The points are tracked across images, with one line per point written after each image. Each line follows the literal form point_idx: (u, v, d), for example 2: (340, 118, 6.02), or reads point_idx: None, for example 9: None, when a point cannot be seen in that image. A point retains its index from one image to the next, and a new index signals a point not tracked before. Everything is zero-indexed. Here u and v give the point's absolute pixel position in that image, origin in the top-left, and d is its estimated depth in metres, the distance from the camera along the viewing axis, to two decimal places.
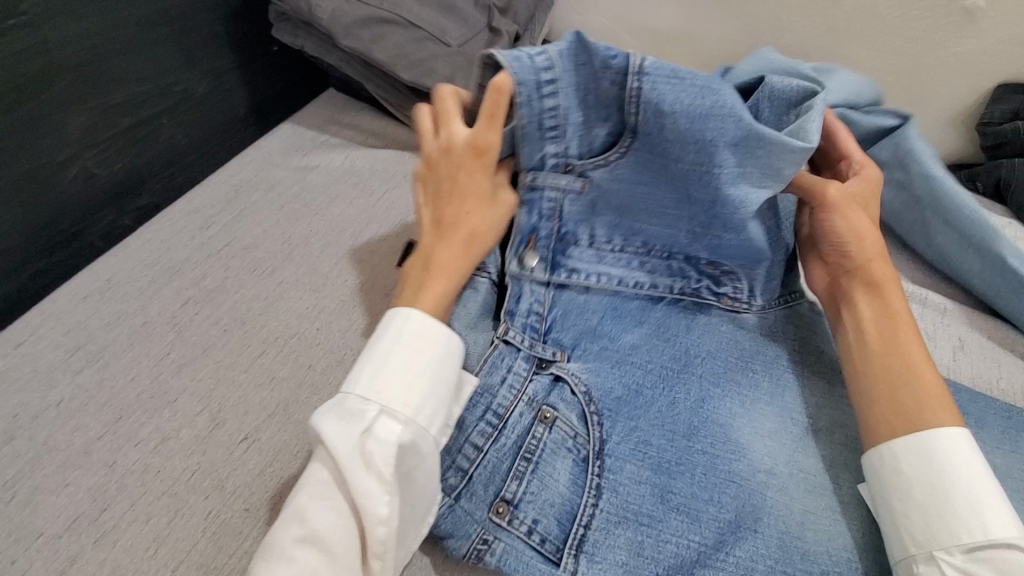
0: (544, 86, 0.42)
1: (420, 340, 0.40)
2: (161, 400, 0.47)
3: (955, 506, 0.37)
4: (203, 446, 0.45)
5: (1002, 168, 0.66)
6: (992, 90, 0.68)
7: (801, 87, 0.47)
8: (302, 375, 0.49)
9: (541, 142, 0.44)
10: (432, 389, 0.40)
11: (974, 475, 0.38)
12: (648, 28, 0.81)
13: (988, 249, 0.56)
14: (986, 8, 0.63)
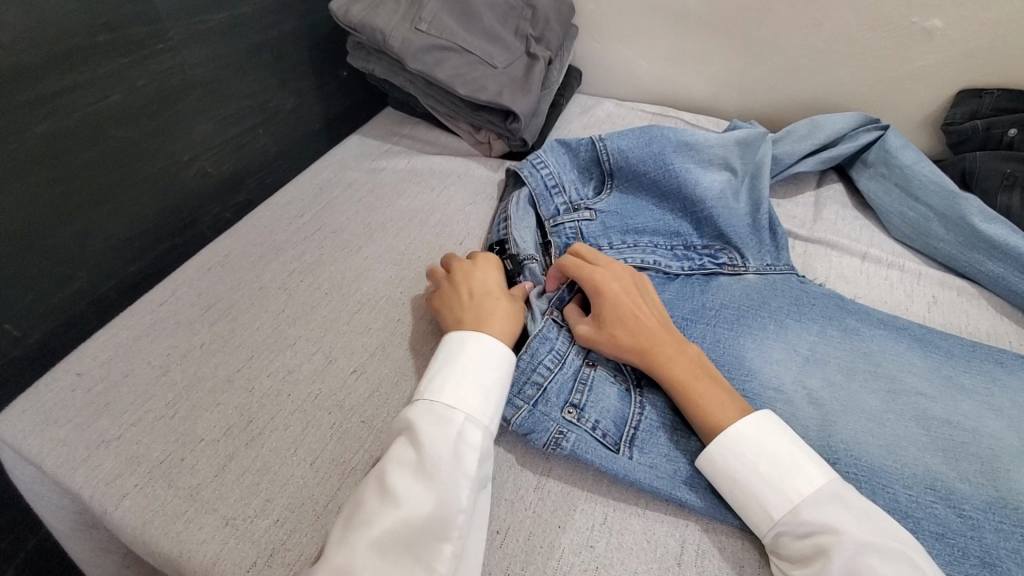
0: (542, 167, 0.74)
1: (490, 366, 0.50)
2: (283, 343, 0.58)
3: (751, 496, 0.45)
4: (321, 376, 0.55)
5: (965, 160, 0.78)
6: (954, 96, 0.80)
7: (733, 138, 0.75)
8: (394, 326, 0.60)
9: (553, 198, 0.72)
10: (495, 402, 0.49)
11: (763, 474, 0.45)
12: (659, 53, 0.95)
13: (957, 214, 0.68)
14: (943, 28, 0.76)
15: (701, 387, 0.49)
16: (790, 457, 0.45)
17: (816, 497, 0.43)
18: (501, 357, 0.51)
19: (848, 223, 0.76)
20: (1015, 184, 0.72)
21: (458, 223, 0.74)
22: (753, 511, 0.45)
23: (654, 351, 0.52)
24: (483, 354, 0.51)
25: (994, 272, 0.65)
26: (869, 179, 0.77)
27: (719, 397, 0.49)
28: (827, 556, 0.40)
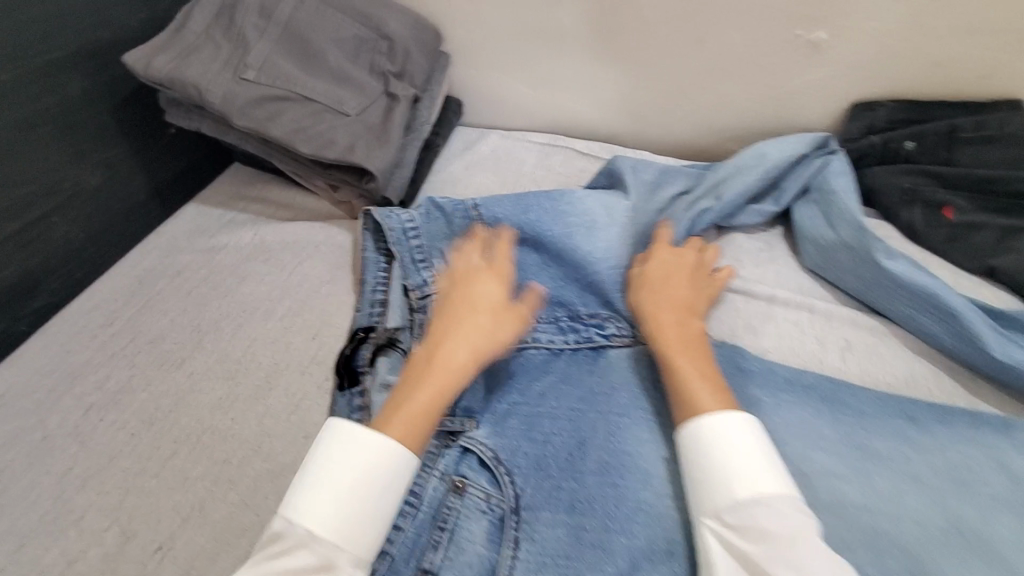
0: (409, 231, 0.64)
1: (365, 466, 0.40)
2: (66, 520, 0.45)
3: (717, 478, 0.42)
4: (113, 563, 0.43)
5: (865, 178, 0.74)
6: (847, 110, 0.75)
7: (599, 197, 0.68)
8: (217, 472, 0.48)
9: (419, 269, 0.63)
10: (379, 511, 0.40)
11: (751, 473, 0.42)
12: (542, 78, 0.85)
13: (863, 248, 0.62)
14: (829, 40, 0.70)
15: (707, 382, 0.48)
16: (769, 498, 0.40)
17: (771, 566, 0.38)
18: (400, 453, 0.41)
19: (752, 259, 0.70)
20: (916, 199, 0.70)
21: (310, 309, 0.62)
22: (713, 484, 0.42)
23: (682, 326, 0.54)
24: (354, 434, 0.41)
25: (903, 312, 0.59)
26: (753, 208, 0.72)
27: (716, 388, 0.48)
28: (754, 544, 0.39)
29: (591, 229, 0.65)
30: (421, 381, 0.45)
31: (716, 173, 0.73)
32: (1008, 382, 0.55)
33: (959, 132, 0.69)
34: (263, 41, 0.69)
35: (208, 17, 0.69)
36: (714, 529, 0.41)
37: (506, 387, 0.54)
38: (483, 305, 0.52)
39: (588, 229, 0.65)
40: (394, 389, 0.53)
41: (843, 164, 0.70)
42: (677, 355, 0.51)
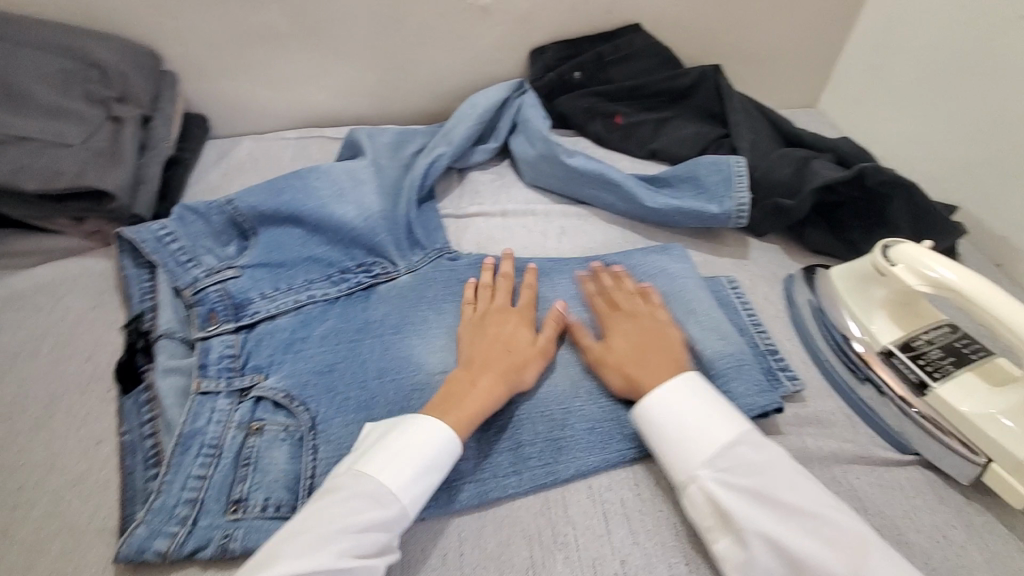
0: (164, 237, 0.67)
1: (442, 434, 0.48)
2: None
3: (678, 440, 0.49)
4: None
5: (555, 106, 0.92)
6: (529, 57, 0.93)
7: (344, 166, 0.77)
8: (11, 500, 0.50)
9: (187, 269, 0.66)
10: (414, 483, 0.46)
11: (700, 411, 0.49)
12: (275, 78, 0.91)
13: (552, 156, 0.79)
14: (495, 4, 0.86)
15: (655, 368, 0.53)
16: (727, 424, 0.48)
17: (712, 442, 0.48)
18: (444, 435, 0.48)
19: (488, 188, 0.85)
20: (595, 114, 0.91)
21: (81, 335, 0.63)
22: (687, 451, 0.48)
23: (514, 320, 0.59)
24: (413, 427, 0.48)
25: (593, 195, 0.78)
26: (479, 148, 0.87)
27: (668, 367, 0.53)
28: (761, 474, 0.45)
29: (340, 194, 0.74)
30: (452, 404, 0.51)
31: (444, 128, 0.87)
32: (666, 222, 0.75)
33: (605, 57, 0.91)
34: None
35: None
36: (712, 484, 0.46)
37: (289, 339, 0.62)
38: (508, 315, 0.60)
39: (337, 194, 0.73)
40: (178, 371, 0.58)
41: (533, 98, 0.89)
42: (634, 350, 0.56)
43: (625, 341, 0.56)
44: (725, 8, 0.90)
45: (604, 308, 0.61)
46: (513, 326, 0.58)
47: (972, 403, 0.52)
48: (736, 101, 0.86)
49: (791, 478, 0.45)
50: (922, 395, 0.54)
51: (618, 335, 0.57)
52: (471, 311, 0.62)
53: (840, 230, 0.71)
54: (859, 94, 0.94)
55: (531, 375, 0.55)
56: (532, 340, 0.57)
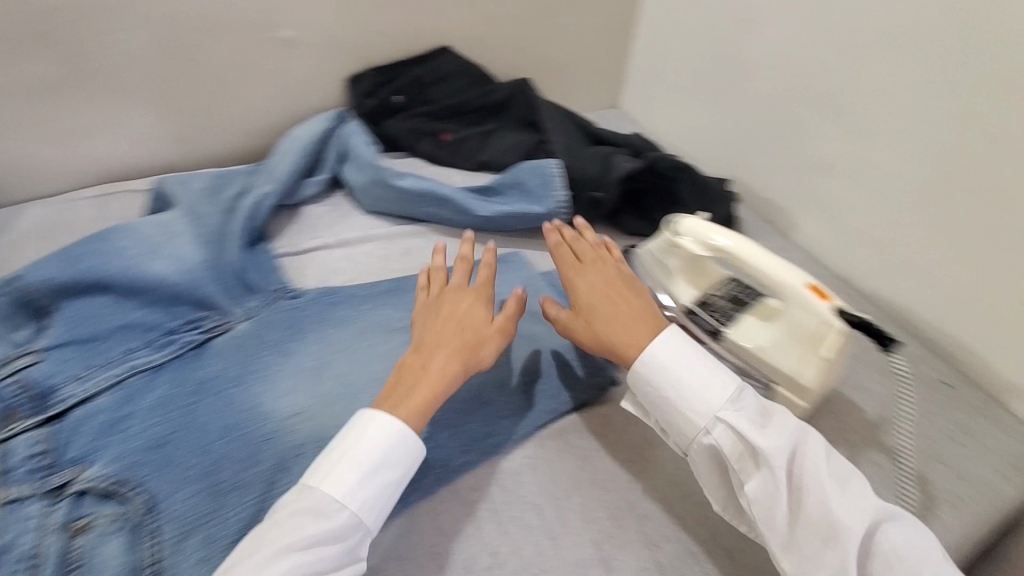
0: None
1: (396, 427, 0.49)
2: None
3: (692, 399, 0.52)
4: None
5: (383, 131, 0.94)
6: (346, 85, 0.94)
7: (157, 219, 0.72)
8: None
9: None
10: (367, 488, 0.47)
11: (699, 373, 0.53)
12: (56, 133, 0.81)
13: (381, 179, 0.81)
14: (297, 36, 0.86)
15: (627, 330, 0.57)
16: (724, 376, 0.53)
17: (752, 419, 0.51)
18: (397, 430, 0.49)
19: (325, 220, 0.84)
20: (422, 134, 0.94)
21: None
22: (700, 409, 0.52)
23: (476, 307, 0.59)
24: (364, 424, 0.49)
25: (429, 211, 0.81)
26: (308, 181, 0.86)
27: (646, 329, 0.57)
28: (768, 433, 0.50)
29: (152, 251, 0.68)
30: (410, 391, 0.52)
31: (266, 164, 0.84)
32: (501, 227, 0.80)
33: (421, 79, 0.94)
34: None
35: None
36: (730, 437, 0.50)
37: (110, 419, 0.56)
38: (462, 293, 0.61)
39: (150, 250, 0.68)
40: None
41: (358, 126, 0.90)
42: (620, 309, 0.59)
43: (628, 304, 0.59)
44: (520, 26, 0.99)
45: (585, 262, 0.64)
46: (468, 303, 0.60)
47: (751, 337, 0.62)
48: (546, 108, 0.94)
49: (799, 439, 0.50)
50: (717, 340, 0.64)
51: (584, 285, 0.61)
52: (424, 295, 0.63)
53: (644, 212, 0.82)
54: (647, 92, 1.08)
55: (482, 359, 0.56)
56: (488, 318, 0.59)
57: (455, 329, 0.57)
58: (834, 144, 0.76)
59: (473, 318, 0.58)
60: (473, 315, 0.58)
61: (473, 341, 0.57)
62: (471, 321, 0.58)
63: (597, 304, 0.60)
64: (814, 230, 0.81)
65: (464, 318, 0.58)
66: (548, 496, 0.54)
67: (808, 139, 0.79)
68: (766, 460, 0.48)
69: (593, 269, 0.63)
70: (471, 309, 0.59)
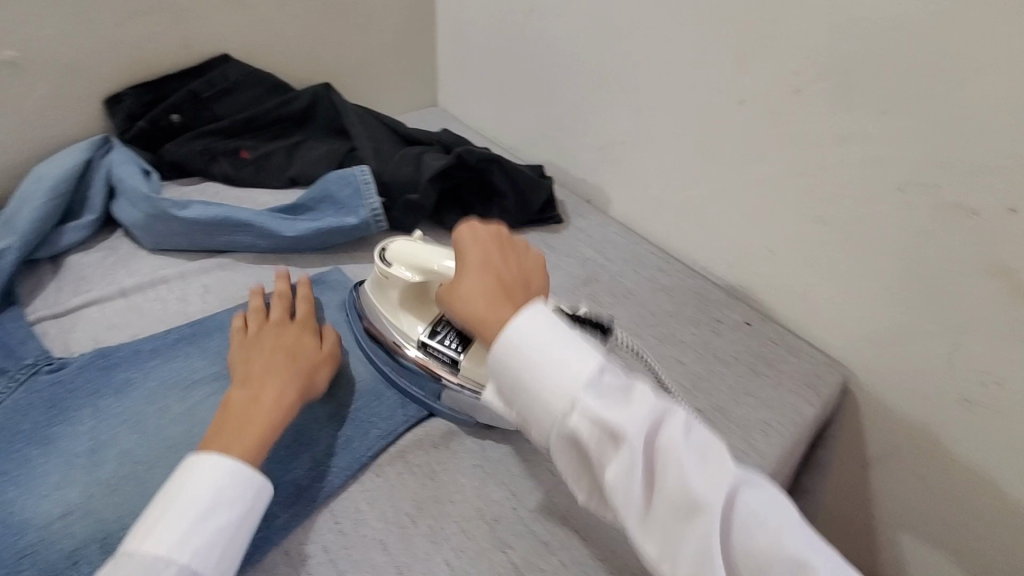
0: None
1: (217, 473, 0.44)
2: None
3: (541, 379, 0.40)
4: None
5: (163, 157, 0.82)
6: (102, 109, 0.79)
7: None
8: None
9: None
10: (199, 538, 0.41)
11: (550, 342, 0.41)
12: None
13: (159, 211, 0.70)
14: (18, 56, 0.71)
15: (492, 303, 0.46)
16: (587, 349, 0.41)
17: (611, 401, 0.39)
18: (217, 494, 0.43)
19: (99, 267, 0.71)
20: (215, 155, 0.84)
21: None
22: (545, 392, 0.40)
23: (271, 366, 0.53)
24: (190, 466, 0.44)
25: (226, 239, 0.72)
26: (70, 226, 0.71)
27: (512, 308, 0.45)
28: (620, 427, 0.37)
29: None
30: (241, 426, 0.47)
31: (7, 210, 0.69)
32: (315, 245, 0.74)
33: (201, 94, 0.83)
34: None
35: None
36: (578, 417, 0.39)
37: None
38: (286, 331, 0.58)
39: None
40: None
41: (124, 153, 0.77)
42: (477, 282, 0.47)
43: (491, 279, 0.47)
44: (307, 28, 0.92)
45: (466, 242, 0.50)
46: (295, 335, 0.57)
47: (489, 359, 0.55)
48: (353, 112, 0.88)
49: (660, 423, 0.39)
50: (457, 370, 0.56)
51: (510, 258, 0.50)
52: (240, 335, 0.58)
53: (466, 208, 0.80)
54: (458, 92, 1.08)
55: (321, 380, 0.55)
56: (318, 347, 0.57)
57: (266, 376, 0.51)
58: (623, 121, 0.80)
59: (279, 364, 0.53)
60: (281, 363, 0.53)
61: (291, 385, 0.52)
62: (282, 368, 0.53)
63: (467, 288, 0.47)
64: (627, 202, 0.85)
65: (266, 369, 0.52)
66: (391, 525, 0.49)
67: (602, 120, 0.83)
68: (627, 441, 0.37)
69: (467, 244, 0.50)
70: (271, 364, 0.53)
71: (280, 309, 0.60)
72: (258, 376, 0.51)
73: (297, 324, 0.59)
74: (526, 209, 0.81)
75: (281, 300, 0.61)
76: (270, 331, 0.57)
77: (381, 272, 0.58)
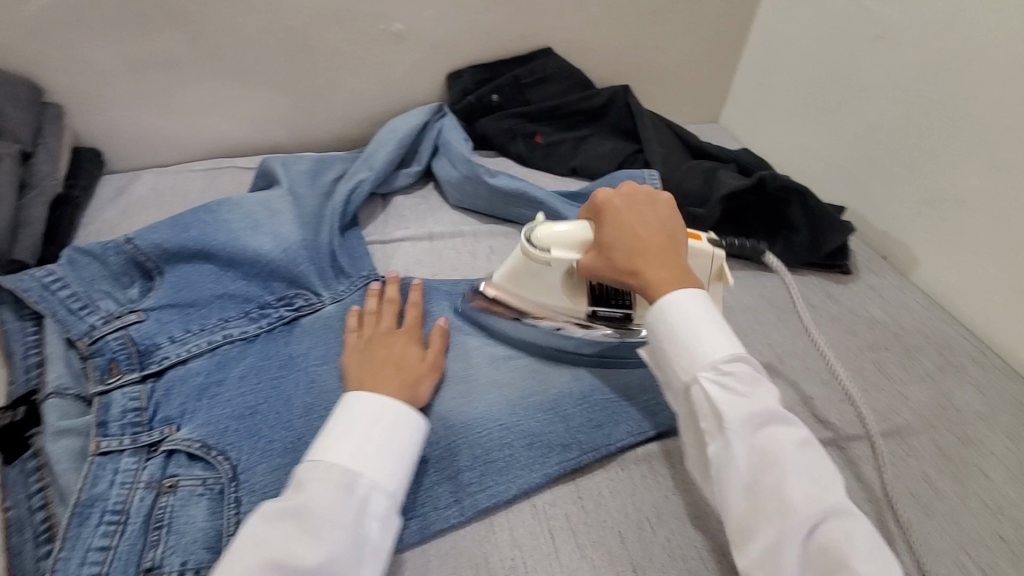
0: (50, 284, 0.61)
1: (384, 413, 0.48)
2: None
3: (685, 346, 0.48)
4: None
5: (477, 128, 0.93)
6: (445, 80, 0.94)
7: (261, 194, 0.75)
8: None
9: (81, 317, 0.60)
10: (375, 458, 0.46)
11: (695, 312, 0.49)
12: (178, 108, 0.85)
13: (475, 175, 0.80)
14: (407, 29, 0.86)
15: (660, 266, 0.52)
16: (729, 337, 0.48)
17: (723, 372, 0.46)
18: (381, 450, 0.46)
19: (415, 210, 0.84)
20: (516, 135, 0.92)
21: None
22: (686, 357, 0.48)
23: (392, 363, 0.54)
24: (357, 406, 0.48)
25: (518, 212, 0.80)
26: (403, 172, 0.86)
27: (677, 277, 0.51)
28: (735, 383, 0.46)
29: (258, 226, 0.71)
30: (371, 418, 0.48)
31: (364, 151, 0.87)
32: None
33: (521, 80, 0.93)
34: None
35: None
36: (713, 379, 0.46)
37: (202, 385, 0.57)
38: (391, 338, 0.58)
39: (258, 223, 0.71)
40: (73, 431, 0.52)
41: (453, 121, 0.90)
42: (632, 235, 0.54)
43: (651, 235, 0.54)
44: (626, 31, 0.96)
45: (603, 211, 0.56)
46: (398, 346, 0.57)
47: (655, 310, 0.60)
48: (647, 118, 0.91)
49: (750, 377, 0.47)
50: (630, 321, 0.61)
51: (648, 215, 0.55)
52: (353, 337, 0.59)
53: (745, 234, 0.77)
54: (753, 113, 1.03)
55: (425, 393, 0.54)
56: (421, 357, 0.56)
57: (389, 377, 0.52)
58: (973, 178, 0.68)
59: (388, 371, 0.53)
60: (391, 370, 0.53)
61: (405, 385, 0.52)
62: (392, 374, 0.53)
63: (615, 245, 0.54)
64: (943, 272, 0.74)
65: (385, 369, 0.53)
66: (630, 521, 0.50)
67: (943, 172, 0.72)
68: (708, 385, 0.46)
69: (608, 206, 0.56)
70: (384, 368, 0.53)
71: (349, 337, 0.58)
72: (383, 375, 0.52)
73: (401, 336, 0.58)
74: (814, 251, 0.75)
75: (381, 310, 0.62)
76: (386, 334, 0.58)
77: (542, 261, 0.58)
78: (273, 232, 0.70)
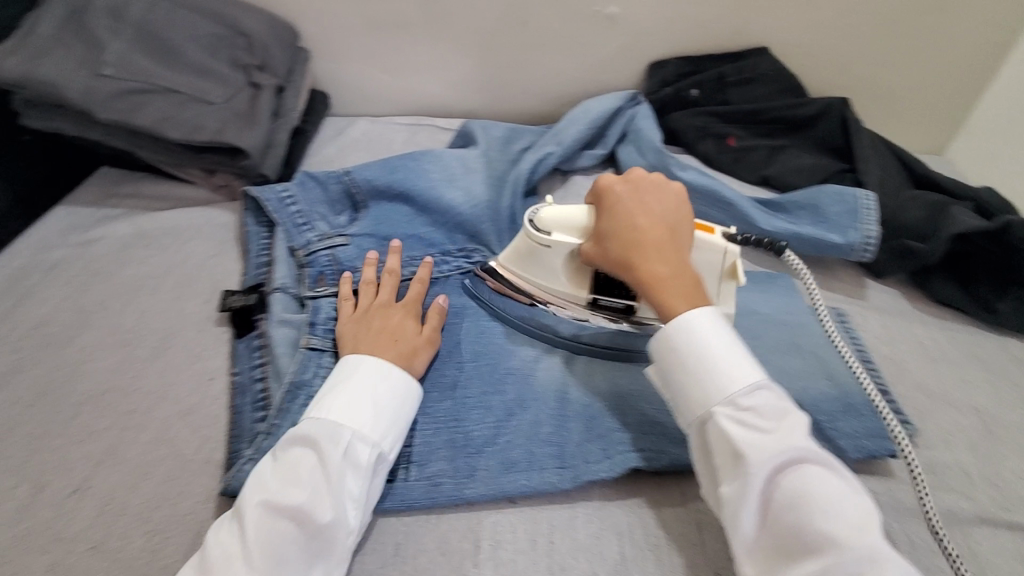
0: (285, 198, 0.71)
1: (373, 377, 0.50)
2: (90, 406, 0.55)
3: (702, 389, 0.47)
4: (113, 451, 0.52)
5: (668, 123, 0.91)
6: (646, 69, 0.93)
7: (458, 153, 0.80)
8: (167, 384, 0.57)
9: (303, 231, 0.69)
10: (347, 418, 0.48)
11: (715, 339, 0.48)
12: (401, 65, 0.94)
13: (664, 167, 0.79)
14: (621, 13, 0.87)
15: (675, 287, 0.50)
16: (752, 364, 0.47)
17: (759, 416, 0.44)
18: (358, 415, 0.48)
19: None
20: (708, 134, 0.88)
21: (218, 279, 0.68)
22: (706, 388, 0.46)
23: (380, 340, 0.55)
24: (352, 369, 0.51)
25: (699, 211, 0.77)
26: (588, 153, 0.87)
27: (689, 287, 0.50)
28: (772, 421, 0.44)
29: (454, 180, 0.76)
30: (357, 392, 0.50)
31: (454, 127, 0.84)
32: None
33: (726, 78, 0.89)
34: (118, 40, 0.72)
35: (56, 21, 0.70)
36: (728, 413, 0.45)
37: None
38: (391, 310, 0.59)
39: (452, 177, 0.76)
40: (290, 324, 0.60)
41: (647, 110, 0.88)
42: (624, 223, 0.53)
43: (646, 228, 0.53)
44: (856, 41, 0.88)
45: (603, 197, 0.56)
46: (397, 319, 0.58)
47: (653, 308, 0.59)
48: (863, 136, 0.83)
49: (762, 399, 0.45)
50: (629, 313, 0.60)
51: (646, 208, 0.54)
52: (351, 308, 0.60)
53: (965, 281, 0.69)
54: (995, 151, 0.90)
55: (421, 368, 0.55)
56: (417, 331, 0.58)
57: (384, 354, 0.53)
58: None
59: (382, 349, 0.54)
60: (388, 346, 0.54)
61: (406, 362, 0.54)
62: (389, 348, 0.54)
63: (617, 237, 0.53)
64: None
65: (376, 344, 0.54)
66: None
67: None
68: (726, 413, 0.45)
69: (612, 196, 0.55)
70: (376, 345, 0.54)
71: (370, 300, 0.60)
72: (377, 350, 0.54)
73: (400, 306, 0.60)
74: None
75: (387, 277, 0.63)
76: (381, 308, 0.59)
77: (543, 244, 0.59)
78: (465, 187, 0.75)
